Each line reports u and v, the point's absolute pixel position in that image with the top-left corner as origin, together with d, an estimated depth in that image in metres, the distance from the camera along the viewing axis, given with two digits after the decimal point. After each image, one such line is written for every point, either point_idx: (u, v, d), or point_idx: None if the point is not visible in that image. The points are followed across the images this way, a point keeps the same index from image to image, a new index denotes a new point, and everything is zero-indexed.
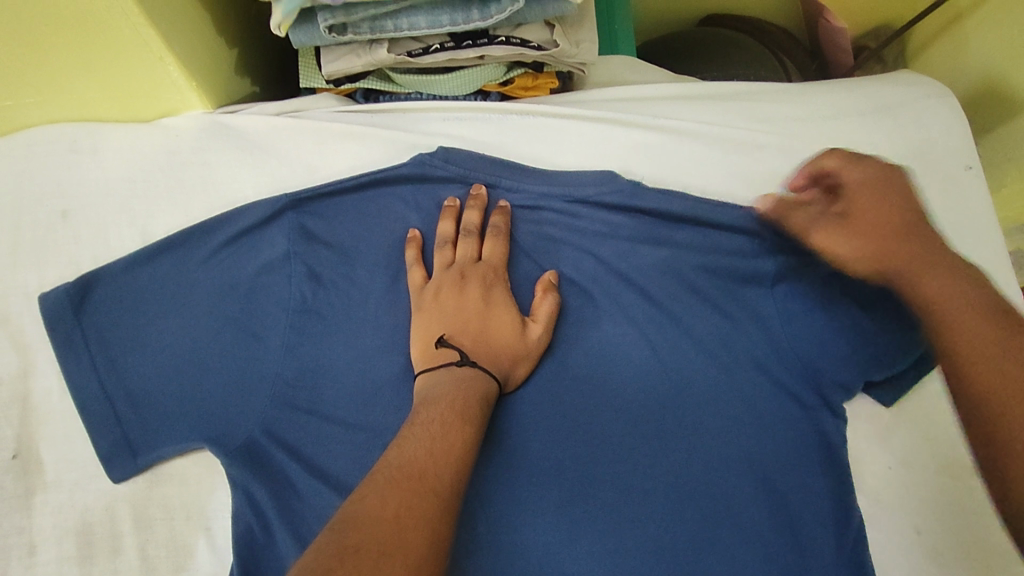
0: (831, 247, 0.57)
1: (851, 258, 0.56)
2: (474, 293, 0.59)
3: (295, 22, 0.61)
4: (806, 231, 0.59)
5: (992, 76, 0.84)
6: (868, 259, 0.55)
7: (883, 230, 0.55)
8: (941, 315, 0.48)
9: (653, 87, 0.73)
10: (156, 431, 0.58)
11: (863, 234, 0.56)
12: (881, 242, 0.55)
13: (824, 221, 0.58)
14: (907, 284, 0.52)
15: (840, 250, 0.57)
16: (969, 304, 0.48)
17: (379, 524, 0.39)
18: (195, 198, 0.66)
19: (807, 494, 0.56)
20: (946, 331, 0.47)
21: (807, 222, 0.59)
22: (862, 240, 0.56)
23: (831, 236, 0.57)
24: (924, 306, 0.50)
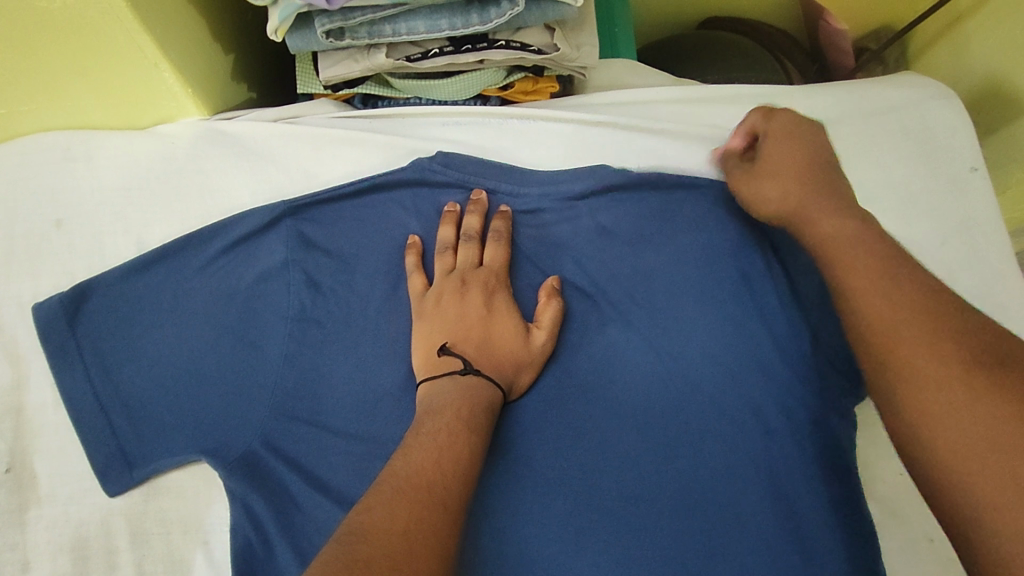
0: (751, 192, 0.58)
1: (768, 202, 0.56)
2: (476, 299, 0.58)
3: (292, 28, 0.61)
4: (737, 183, 0.59)
5: (995, 75, 0.84)
6: (782, 207, 0.55)
7: (791, 177, 0.55)
8: (867, 309, 0.44)
9: (655, 91, 0.73)
10: (152, 443, 0.57)
11: (761, 181, 0.57)
12: (793, 187, 0.54)
13: (747, 171, 0.59)
14: (820, 241, 0.50)
15: (755, 201, 0.57)
16: (887, 306, 0.43)
17: (390, 537, 0.39)
18: (192, 206, 0.65)
19: (818, 502, 0.55)
20: (869, 325, 0.43)
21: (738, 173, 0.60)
22: (778, 188, 0.55)
23: (747, 179, 0.58)
24: (833, 271, 0.48)
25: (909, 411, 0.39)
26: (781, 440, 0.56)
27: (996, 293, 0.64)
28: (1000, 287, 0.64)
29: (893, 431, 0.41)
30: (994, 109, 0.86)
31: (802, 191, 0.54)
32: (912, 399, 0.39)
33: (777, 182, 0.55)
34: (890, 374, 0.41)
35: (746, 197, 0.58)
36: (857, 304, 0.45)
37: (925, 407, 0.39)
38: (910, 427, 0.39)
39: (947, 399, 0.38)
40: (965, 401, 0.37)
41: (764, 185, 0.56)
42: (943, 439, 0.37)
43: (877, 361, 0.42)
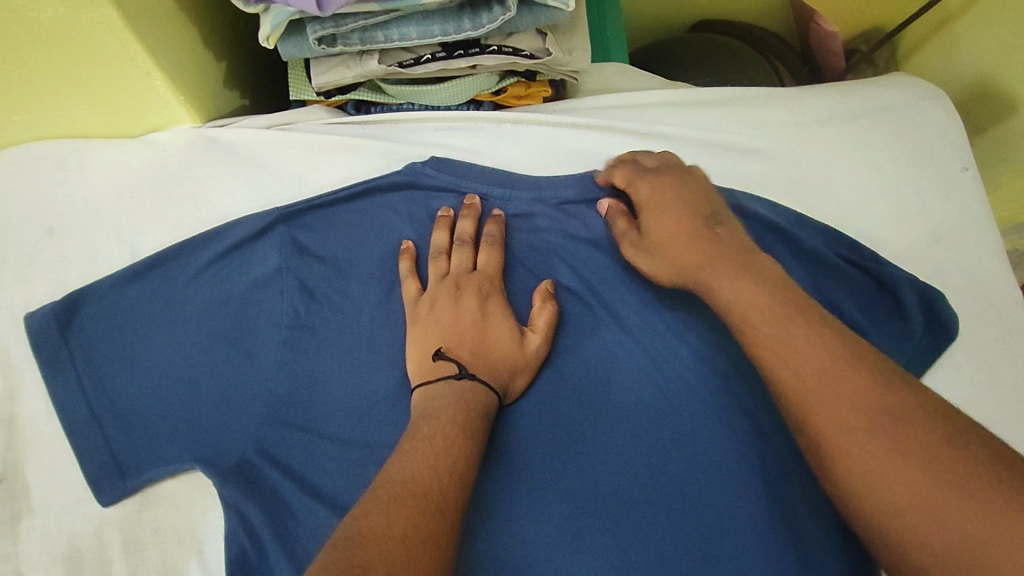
0: (637, 261, 0.58)
1: (671, 275, 0.55)
2: (470, 303, 0.58)
3: (284, 35, 0.61)
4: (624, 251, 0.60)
5: (984, 76, 0.85)
6: (677, 276, 0.54)
7: (670, 249, 0.55)
8: (778, 364, 0.45)
9: (647, 94, 0.73)
10: (146, 451, 0.57)
11: (657, 252, 0.56)
12: (675, 254, 0.54)
13: (626, 239, 0.59)
14: (718, 305, 0.51)
15: (648, 263, 0.57)
16: (804, 366, 0.44)
17: (386, 543, 0.39)
18: (185, 213, 0.65)
19: (814, 503, 0.55)
20: (785, 384, 0.45)
21: (619, 236, 0.60)
22: (662, 262, 0.56)
23: (634, 248, 0.58)
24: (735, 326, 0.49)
25: (843, 463, 0.41)
26: (776, 442, 0.56)
27: (988, 292, 0.64)
28: (993, 285, 0.64)
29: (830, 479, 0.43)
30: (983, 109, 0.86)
31: (702, 249, 0.53)
32: (841, 450, 0.42)
33: (675, 242, 0.55)
34: (817, 425, 0.43)
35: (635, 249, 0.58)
36: (772, 360, 0.46)
37: (858, 464, 0.41)
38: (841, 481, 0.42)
39: (880, 458, 0.40)
40: (892, 453, 0.40)
41: (645, 243, 0.57)
42: (863, 477, 0.41)
43: (806, 418, 0.44)
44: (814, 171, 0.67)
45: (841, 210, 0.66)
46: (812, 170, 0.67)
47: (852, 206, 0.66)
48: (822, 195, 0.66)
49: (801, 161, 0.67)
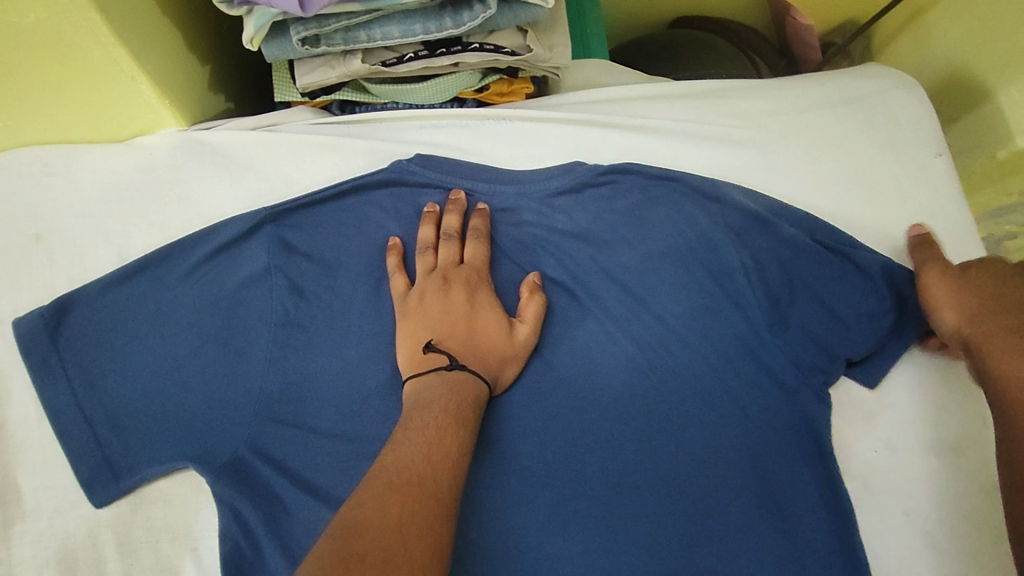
0: (929, 287, 0.60)
1: (954, 318, 0.58)
2: (459, 296, 0.58)
3: (268, 37, 0.62)
4: (921, 270, 0.61)
5: (955, 66, 0.87)
6: (961, 322, 0.57)
7: (987, 302, 0.57)
8: (1007, 378, 0.53)
9: (628, 88, 0.74)
10: (139, 452, 0.57)
11: (956, 305, 0.58)
12: (982, 304, 0.57)
13: (935, 264, 0.61)
14: (984, 351, 0.55)
15: (941, 297, 0.59)
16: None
17: (383, 530, 0.40)
18: (172, 215, 0.65)
19: (797, 482, 0.57)
20: (1013, 391, 0.52)
21: (922, 263, 0.62)
22: (956, 306, 0.58)
23: (938, 278, 0.60)
24: (983, 360, 0.55)
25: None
26: (759, 423, 0.58)
27: None
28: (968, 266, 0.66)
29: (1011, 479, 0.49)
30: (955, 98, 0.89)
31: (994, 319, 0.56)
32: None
33: (974, 312, 0.57)
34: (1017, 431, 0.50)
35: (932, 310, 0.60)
36: (1002, 374, 0.53)
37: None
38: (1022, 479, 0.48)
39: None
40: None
41: (951, 304, 0.58)
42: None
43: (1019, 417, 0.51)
44: (792, 159, 0.68)
45: (819, 196, 0.67)
46: (790, 158, 0.68)
47: (832, 192, 0.67)
48: (802, 182, 0.67)
49: (780, 149, 0.69)
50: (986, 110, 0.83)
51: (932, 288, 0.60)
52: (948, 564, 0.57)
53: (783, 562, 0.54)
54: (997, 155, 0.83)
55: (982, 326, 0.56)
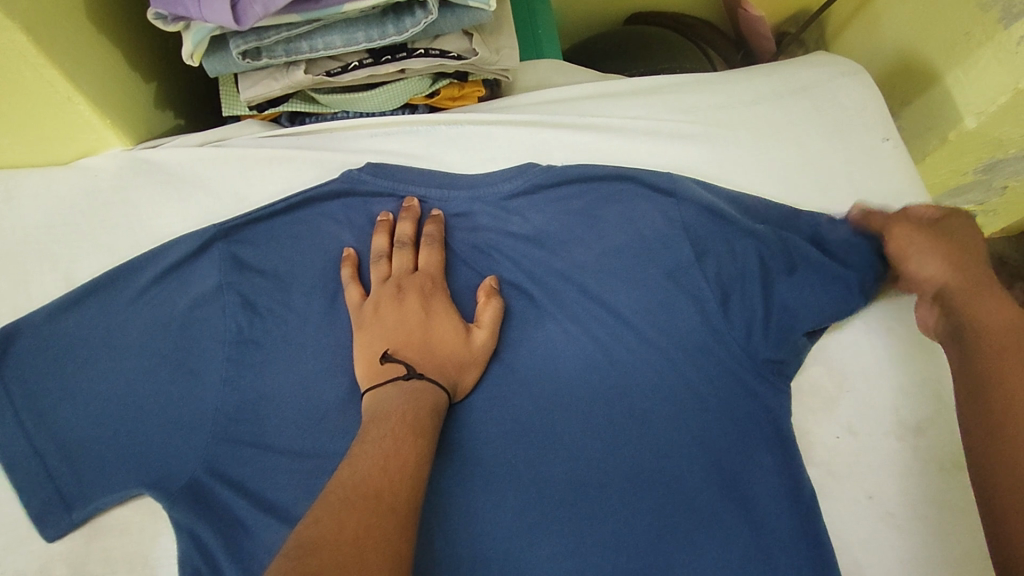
0: (905, 240, 0.60)
1: (936, 266, 0.59)
2: (414, 304, 0.58)
3: (208, 52, 0.61)
4: (893, 224, 0.61)
5: (904, 52, 0.89)
6: (944, 271, 0.58)
7: (962, 253, 0.59)
8: (981, 316, 0.54)
9: (578, 88, 0.74)
10: (93, 481, 0.56)
11: (933, 254, 0.59)
12: (958, 254, 0.59)
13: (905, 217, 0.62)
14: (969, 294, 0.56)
15: (917, 250, 0.59)
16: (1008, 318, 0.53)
17: (338, 547, 0.39)
18: (120, 237, 0.64)
19: (760, 471, 0.57)
20: (988, 329, 0.53)
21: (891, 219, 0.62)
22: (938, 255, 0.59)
23: (913, 230, 0.60)
24: (964, 302, 0.56)
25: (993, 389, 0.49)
26: (720, 414, 0.58)
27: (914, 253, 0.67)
28: None
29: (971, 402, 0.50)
30: (904, 84, 0.91)
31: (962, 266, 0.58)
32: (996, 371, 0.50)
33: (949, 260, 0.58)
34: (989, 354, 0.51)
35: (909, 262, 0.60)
36: (979, 310, 0.54)
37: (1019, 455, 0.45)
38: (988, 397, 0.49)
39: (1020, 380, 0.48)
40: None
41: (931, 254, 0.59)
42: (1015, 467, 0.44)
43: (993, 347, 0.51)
44: (743, 149, 0.69)
45: (771, 186, 0.68)
46: (741, 149, 0.69)
47: (784, 181, 0.68)
48: (753, 173, 0.68)
49: (730, 141, 0.69)
50: (936, 93, 0.84)
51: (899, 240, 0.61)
52: (916, 544, 0.57)
53: (750, 553, 0.54)
54: (948, 136, 0.83)
55: (968, 274, 0.57)
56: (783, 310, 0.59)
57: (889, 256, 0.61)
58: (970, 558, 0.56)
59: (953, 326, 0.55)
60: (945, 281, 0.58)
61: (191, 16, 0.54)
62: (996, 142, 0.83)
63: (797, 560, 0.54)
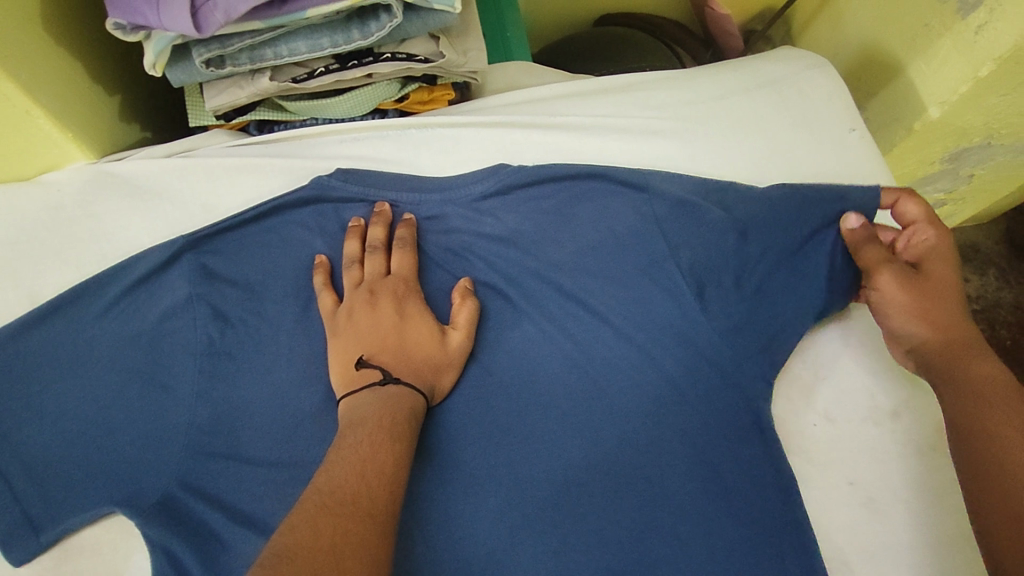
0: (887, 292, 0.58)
1: (916, 321, 0.57)
2: (387, 308, 0.57)
3: (171, 61, 0.60)
4: (878, 270, 0.59)
5: (868, 45, 0.91)
6: (922, 328, 0.57)
7: (944, 306, 0.57)
8: (960, 374, 0.53)
9: (548, 88, 0.75)
10: (62, 501, 0.55)
11: (918, 310, 0.57)
12: (939, 309, 0.57)
13: (894, 265, 0.59)
14: (949, 354, 0.55)
15: (901, 306, 0.58)
16: (994, 374, 0.52)
17: (315, 554, 0.38)
18: (86, 251, 0.63)
19: (740, 462, 0.57)
20: (972, 382, 0.52)
21: (876, 263, 0.59)
22: (919, 312, 0.57)
23: (899, 282, 0.58)
24: (940, 363, 0.55)
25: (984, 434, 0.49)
26: (698, 407, 0.58)
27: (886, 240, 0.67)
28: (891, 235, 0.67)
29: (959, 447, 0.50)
30: (869, 76, 0.92)
31: (946, 322, 0.57)
32: (981, 415, 0.50)
33: (933, 316, 0.57)
34: (970, 400, 0.51)
35: (891, 319, 0.59)
36: (962, 366, 0.54)
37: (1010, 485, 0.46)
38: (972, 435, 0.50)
39: (1008, 428, 0.48)
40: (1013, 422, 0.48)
41: (913, 312, 0.57)
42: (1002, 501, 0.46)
43: (973, 396, 0.51)
44: (712, 144, 0.69)
45: (742, 178, 0.68)
46: (710, 143, 0.69)
47: (754, 173, 0.68)
48: (723, 166, 0.68)
49: (700, 136, 0.70)
50: (899, 84, 0.86)
51: (880, 293, 0.59)
52: (897, 527, 0.57)
53: (731, 544, 0.54)
54: (913, 126, 0.85)
55: (949, 333, 0.56)
56: (756, 301, 0.60)
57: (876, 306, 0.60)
58: (948, 539, 0.57)
59: (927, 381, 0.56)
60: (920, 338, 0.57)
61: (151, 26, 0.54)
62: (959, 131, 0.85)
63: (778, 549, 0.54)
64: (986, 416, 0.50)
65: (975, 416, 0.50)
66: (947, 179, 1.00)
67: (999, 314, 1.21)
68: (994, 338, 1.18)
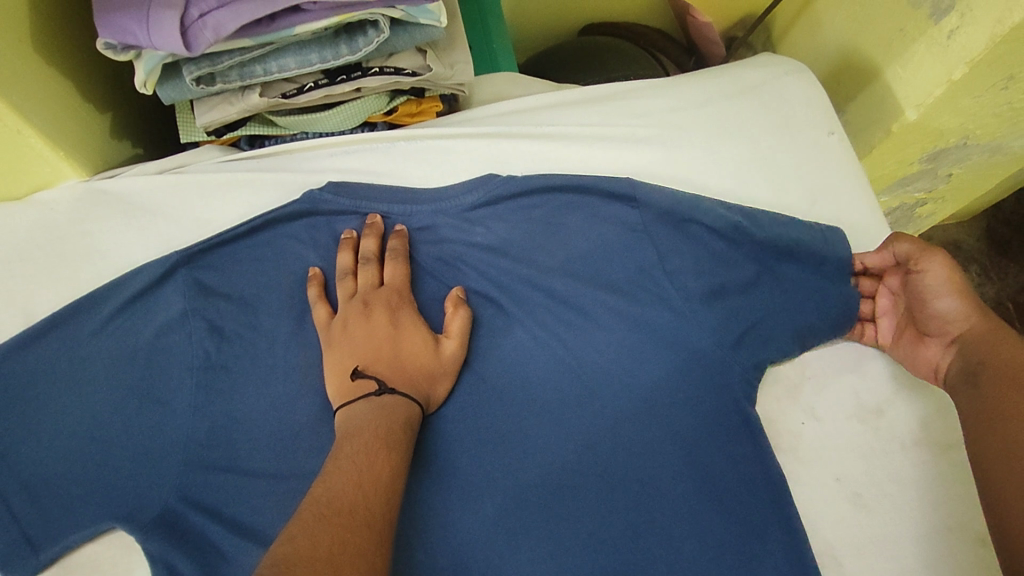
0: (933, 273, 0.57)
1: (961, 304, 0.56)
2: (381, 318, 0.58)
3: (162, 79, 0.61)
4: (922, 255, 0.58)
5: (846, 49, 0.93)
6: (968, 312, 0.56)
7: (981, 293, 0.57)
8: (1007, 355, 0.52)
9: (535, 99, 0.76)
10: (61, 519, 0.55)
11: (962, 294, 0.56)
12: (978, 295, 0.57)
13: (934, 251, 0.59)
14: (996, 336, 0.54)
15: (946, 289, 0.57)
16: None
17: (315, 563, 0.39)
18: (80, 269, 0.64)
19: (730, 461, 0.58)
20: (1012, 363, 0.51)
21: (917, 249, 0.59)
22: (964, 296, 0.56)
23: (948, 263, 0.57)
24: (987, 345, 0.53)
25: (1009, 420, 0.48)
26: (688, 408, 0.59)
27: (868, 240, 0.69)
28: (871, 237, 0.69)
29: (984, 432, 0.49)
30: (848, 80, 0.95)
31: (986, 309, 0.56)
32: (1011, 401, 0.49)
33: (975, 301, 0.56)
34: (1005, 385, 0.50)
35: (935, 305, 0.57)
36: (1003, 349, 0.52)
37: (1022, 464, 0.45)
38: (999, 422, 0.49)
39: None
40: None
41: (958, 295, 0.56)
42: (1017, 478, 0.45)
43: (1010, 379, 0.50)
44: (696, 150, 0.71)
45: (725, 183, 0.70)
46: (694, 150, 0.71)
47: (737, 178, 0.70)
48: (708, 172, 0.70)
49: (684, 143, 0.71)
50: (877, 88, 0.88)
51: (924, 277, 0.58)
52: (884, 522, 0.59)
53: (723, 541, 0.56)
54: (891, 128, 0.87)
55: (991, 318, 0.55)
56: (740, 304, 0.62)
57: (917, 291, 0.58)
58: (932, 531, 0.58)
59: (969, 368, 0.54)
60: (967, 322, 0.56)
61: (142, 45, 0.54)
62: (936, 132, 0.88)
63: (769, 546, 0.56)
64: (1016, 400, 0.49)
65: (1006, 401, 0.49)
66: (927, 178, 1.03)
67: None
68: None
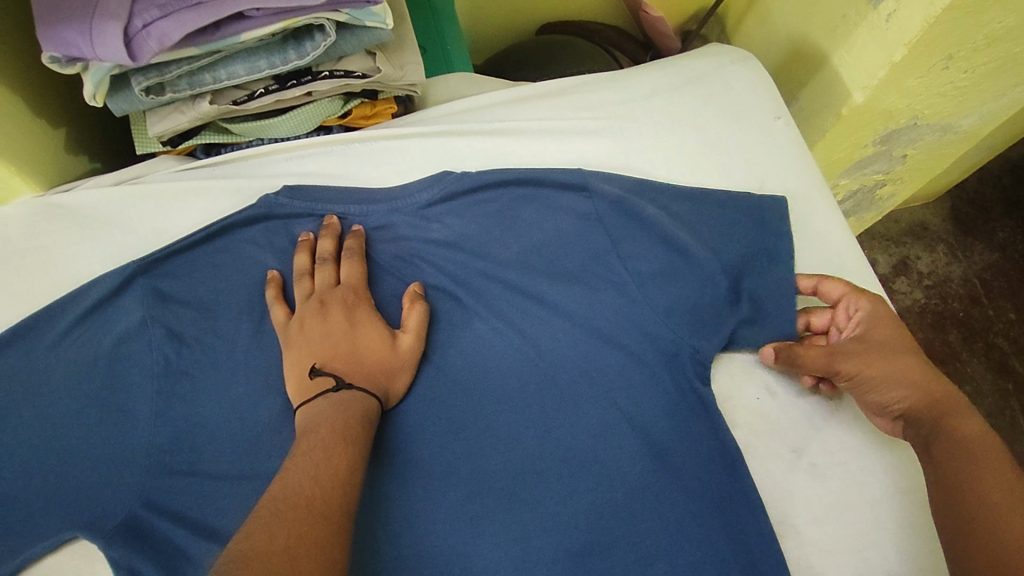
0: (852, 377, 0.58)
1: (894, 391, 0.56)
2: (337, 316, 0.59)
3: (111, 91, 0.61)
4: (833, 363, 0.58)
5: (795, 38, 0.96)
6: (905, 395, 0.56)
7: (911, 365, 0.57)
8: (960, 431, 0.53)
9: (487, 96, 0.77)
10: (23, 531, 0.55)
11: (886, 381, 0.57)
12: (909, 366, 0.57)
13: (839, 354, 0.58)
14: (939, 411, 0.55)
15: (873, 386, 0.57)
16: (983, 433, 0.53)
17: (271, 556, 0.40)
18: (37, 283, 0.64)
19: (687, 440, 0.59)
20: (959, 441, 0.52)
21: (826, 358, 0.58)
22: (892, 382, 0.57)
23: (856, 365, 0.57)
24: (934, 421, 0.55)
25: (974, 496, 0.49)
26: (645, 390, 0.61)
27: (817, 219, 0.71)
28: (818, 216, 0.71)
29: (955, 503, 0.50)
30: (798, 67, 0.97)
31: (922, 378, 0.56)
32: (969, 476, 0.50)
33: (905, 379, 0.56)
34: (965, 463, 0.51)
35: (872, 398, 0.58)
36: (955, 423, 0.54)
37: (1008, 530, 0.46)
38: (967, 502, 0.49)
39: (998, 491, 0.48)
40: (1003, 481, 0.49)
41: (888, 383, 0.57)
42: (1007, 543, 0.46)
43: (964, 454, 0.51)
44: (645, 140, 0.73)
45: (675, 170, 0.71)
46: (643, 139, 0.73)
47: (685, 165, 0.72)
48: (656, 161, 0.72)
49: (633, 133, 0.73)
50: (826, 73, 0.90)
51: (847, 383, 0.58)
52: (841, 491, 0.60)
53: (685, 519, 0.57)
54: (840, 112, 0.89)
55: (930, 388, 0.56)
56: (692, 287, 0.63)
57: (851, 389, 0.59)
58: (888, 497, 0.60)
59: (921, 443, 0.55)
60: (907, 404, 0.56)
61: (87, 58, 0.54)
62: (886, 113, 0.90)
63: (727, 521, 0.57)
64: (977, 476, 0.49)
65: (966, 478, 0.50)
66: (884, 160, 1.05)
67: (949, 287, 1.26)
68: (948, 311, 1.24)
